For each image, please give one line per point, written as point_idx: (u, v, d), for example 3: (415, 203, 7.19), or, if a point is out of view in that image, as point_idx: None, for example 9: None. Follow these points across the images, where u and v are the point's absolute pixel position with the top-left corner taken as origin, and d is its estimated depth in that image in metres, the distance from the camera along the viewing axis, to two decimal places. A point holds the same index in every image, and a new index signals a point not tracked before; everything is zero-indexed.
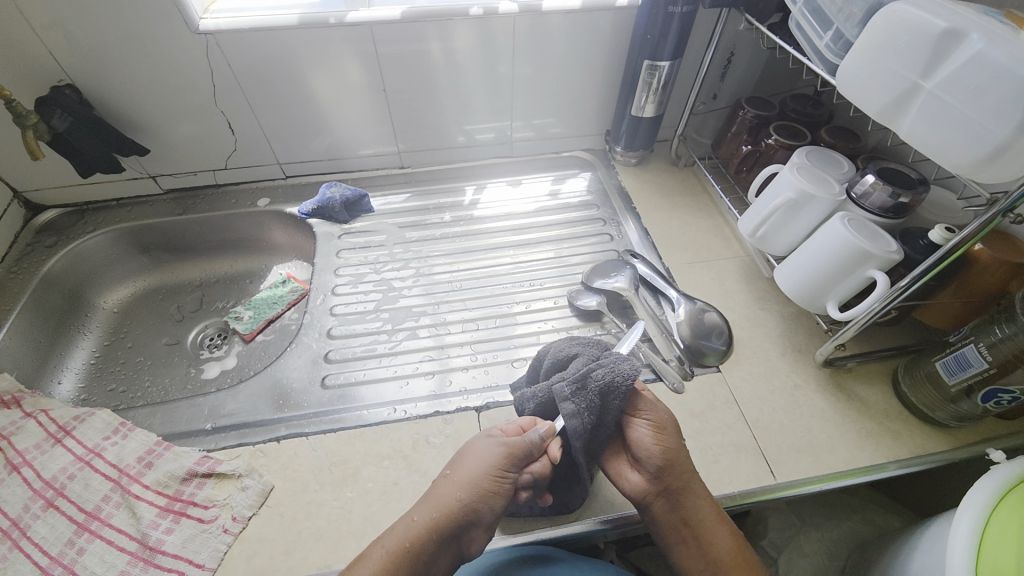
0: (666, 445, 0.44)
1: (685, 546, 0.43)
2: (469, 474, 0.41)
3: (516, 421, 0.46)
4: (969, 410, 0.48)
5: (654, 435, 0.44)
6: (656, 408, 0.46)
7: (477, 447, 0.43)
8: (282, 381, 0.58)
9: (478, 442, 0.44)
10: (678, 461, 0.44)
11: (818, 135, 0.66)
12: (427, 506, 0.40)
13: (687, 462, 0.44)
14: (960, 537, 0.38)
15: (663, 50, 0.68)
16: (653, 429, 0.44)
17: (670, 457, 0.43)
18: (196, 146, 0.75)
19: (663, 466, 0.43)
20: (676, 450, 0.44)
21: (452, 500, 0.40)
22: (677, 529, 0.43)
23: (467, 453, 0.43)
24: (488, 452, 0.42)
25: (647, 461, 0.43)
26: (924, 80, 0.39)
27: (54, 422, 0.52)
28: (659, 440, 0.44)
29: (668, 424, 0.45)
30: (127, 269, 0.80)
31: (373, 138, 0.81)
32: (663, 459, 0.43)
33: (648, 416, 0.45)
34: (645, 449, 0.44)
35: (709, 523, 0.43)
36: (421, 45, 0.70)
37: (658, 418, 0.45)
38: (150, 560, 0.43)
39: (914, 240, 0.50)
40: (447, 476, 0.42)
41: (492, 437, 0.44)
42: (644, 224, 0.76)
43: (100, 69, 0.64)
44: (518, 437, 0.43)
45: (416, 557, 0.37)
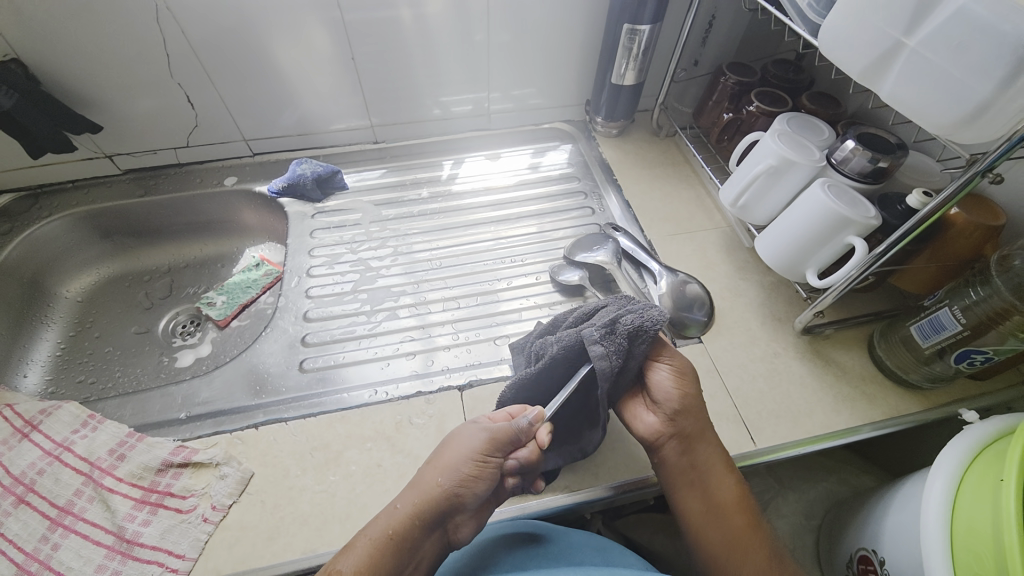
0: (683, 391, 0.45)
1: (689, 490, 0.43)
2: (451, 459, 0.40)
3: (505, 410, 0.45)
4: (942, 371, 0.49)
5: (674, 380, 0.45)
6: (674, 358, 0.47)
7: (459, 433, 0.43)
8: (259, 366, 0.56)
9: (461, 428, 0.43)
10: (693, 407, 0.44)
11: (799, 101, 0.66)
12: (410, 492, 0.40)
13: (700, 411, 0.45)
14: (934, 494, 0.40)
15: (643, 14, 0.65)
16: (673, 376, 0.45)
17: (686, 402, 0.44)
18: (155, 123, 0.71)
19: (678, 409, 0.44)
20: (693, 397, 0.45)
21: (434, 485, 0.39)
22: (684, 472, 0.43)
23: (450, 438, 0.43)
24: (468, 437, 0.42)
25: (665, 403, 0.44)
26: (907, 37, 0.38)
27: (20, 416, 0.50)
28: (679, 385, 0.45)
29: (689, 373, 0.46)
30: (89, 256, 0.76)
31: (345, 112, 0.77)
32: (679, 402, 0.44)
33: (671, 362, 0.46)
34: (665, 391, 0.45)
35: (715, 470, 0.43)
36: (391, 12, 0.66)
37: (679, 366, 0.46)
38: (128, 552, 0.42)
39: (892, 206, 0.50)
40: (431, 463, 0.42)
41: (475, 423, 0.43)
42: (626, 196, 0.75)
43: (42, 40, 0.59)
44: (507, 424, 0.42)
45: (400, 545, 0.37)
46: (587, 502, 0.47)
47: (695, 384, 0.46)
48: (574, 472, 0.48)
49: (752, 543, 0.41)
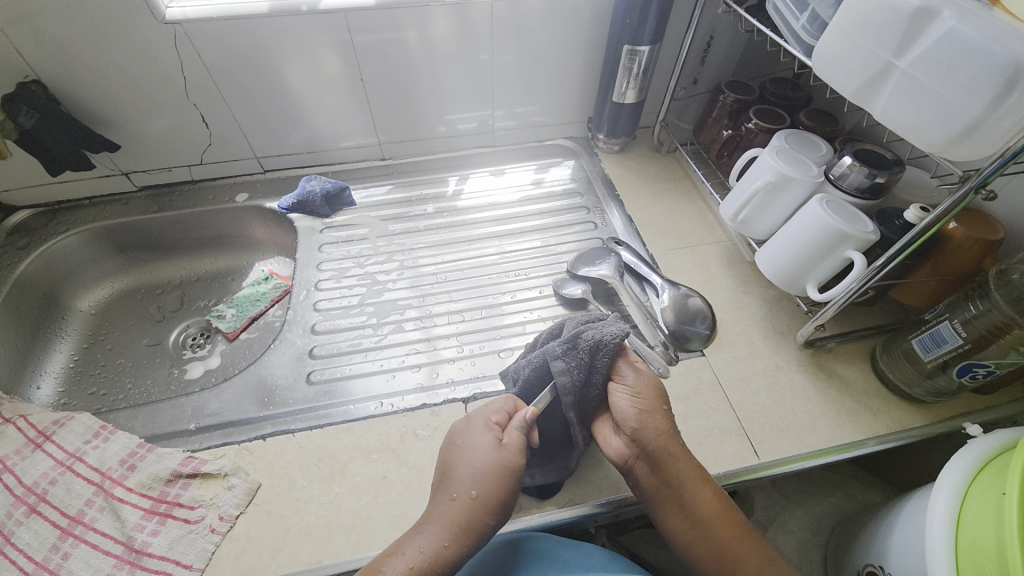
0: (642, 409, 0.44)
1: (670, 508, 0.42)
2: (502, 499, 0.40)
3: (499, 405, 0.46)
4: (945, 385, 0.49)
5: (632, 399, 0.45)
6: (635, 375, 0.46)
7: (505, 467, 0.41)
8: (267, 378, 0.57)
9: (499, 454, 0.42)
10: (654, 424, 0.44)
11: (796, 118, 0.67)
12: (454, 528, 0.39)
13: (666, 426, 0.44)
14: (938, 509, 0.40)
15: (643, 34, 0.67)
16: (631, 394, 0.45)
17: (646, 419, 0.44)
18: (170, 141, 0.73)
19: (639, 429, 0.43)
20: (653, 414, 0.44)
21: (482, 522, 0.39)
22: (659, 490, 0.42)
23: (493, 467, 0.41)
24: (510, 469, 0.41)
25: (624, 424, 0.44)
26: (897, 58, 0.40)
27: (33, 427, 0.51)
28: (635, 404, 0.44)
29: (647, 389, 0.46)
30: (103, 270, 0.78)
31: (353, 130, 0.79)
32: (639, 422, 0.44)
33: (628, 381, 0.46)
34: (623, 411, 0.45)
35: (692, 483, 0.42)
36: (398, 34, 0.68)
37: (636, 385, 0.46)
38: (137, 562, 0.42)
39: (890, 221, 0.51)
40: (474, 495, 0.40)
41: (510, 448, 0.42)
42: (628, 211, 0.77)
43: (66, 63, 0.62)
44: (514, 431, 0.43)
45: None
46: (591, 515, 0.47)
47: (660, 400, 0.46)
48: (577, 485, 0.48)
49: (745, 555, 0.40)
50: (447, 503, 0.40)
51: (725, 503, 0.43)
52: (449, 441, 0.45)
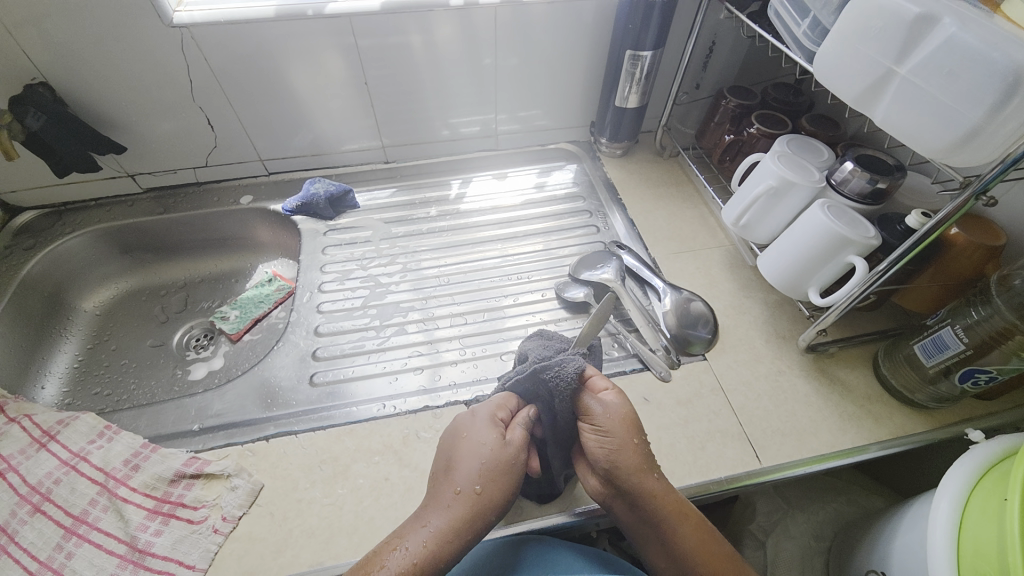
0: (610, 448, 0.43)
1: (651, 544, 0.42)
2: (505, 496, 0.41)
3: (498, 402, 0.47)
4: (948, 391, 0.49)
5: (599, 439, 0.43)
6: (602, 410, 0.44)
7: (510, 466, 0.42)
8: (270, 380, 0.58)
9: (504, 452, 0.42)
10: (626, 462, 0.42)
11: (798, 123, 0.67)
12: (456, 522, 0.39)
13: (639, 463, 0.42)
14: (940, 515, 0.40)
15: (646, 40, 0.68)
16: (598, 433, 0.44)
17: (615, 458, 0.42)
18: (175, 144, 0.74)
19: (608, 468, 0.42)
20: (624, 452, 0.42)
21: (482, 516, 0.40)
22: (639, 527, 0.42)
23: (498, 464, 0.42)
24: (513, 465, 0.42)
25: (595, 463, 0.43)
26: (898, 65, 0.40)
27: (38, 427, 0.52)
28: (602, 444, 0.43)
29: (614, 425, 0.44)
30: (108, 271, 0.78)
31: (357, 133, 0.80)
32: (607, 461, 0.43)
33: (594, 420, 0.44)
34: (591, 450, 0.44)
35: (672, 521, 0.41)
36: (401, 38, 0.69)
37: (601, 421, 0.44)
38: (140, 562, 0.42)
39: (892, 226, 0.51)
40: (478, 490, 0.41)
41: (515, 446, 0.43)
42: (630, 215, 0.77)
43: (72, 66, 0.62)
44: (518, 429, 0.44)
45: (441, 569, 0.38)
46: (593, 519, 0.47)
47: (631, 434, 0.44)
48: (578, 488, 0.48)
49: None
50: (452, 496, 0.40)
51: (714, 537, 0.41)
52: (452, 433, 0.45)
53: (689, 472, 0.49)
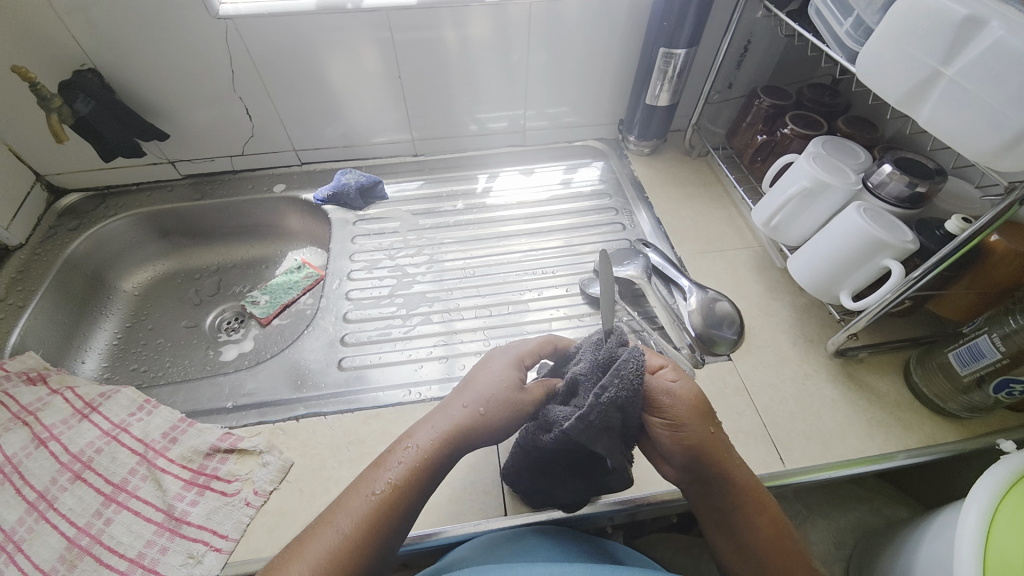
0: (687, 443, 0.38)
1: (718, 530, 0.40)
2: (506, 425, 0.42)
3: (525, 349, 0.47)
4: (981, 401, 0.48)
5: (673, 436, 0.38)
6: (671, 401, 0.38)
7: (518, 402, 0.42)
8: (300, 362, 0.59)
9: (519, 394, 0.42)
10: (708, 454, 0.38)
11: (834, 124, 0.66)
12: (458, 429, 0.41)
13: (721, 455, 0.39)
14: (966, 523, 0.39)
15: (679, 38, 0.67)
16: (672, 427, 0.38)
17: (696, 451, 0.38)
18: (214, 132, 0.76)
19: (689, 461, 0.38)
20: (703, 445, 0.38)
21: (478, 435, 0.41)
22: (712, 513, 0.40)
23: (506, 395, 0.42)
24: (521, 402, 0.42)
25: (670, 456, 0.39)
26: (945, 66, 0.39)
27: (81, 398, 0.54)
28: (678, 439, 0.38)
29: (689, 415, 0.38)
30: (146, 253, 0.81)
31: (388, 126, 0.81)
32: (689, 455, 0.38)
33: (668, 414, 0.38)
34: (664, 444, 0.39)
35: (749, 511, 0.39)
36: (435, 33, 0.70)
37: (672, 414, 0.38)
38: (176, 530, 0.44)
39: (931, 231, 0.50)
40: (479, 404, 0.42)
41: (531, 396, 0.43)
42: (656, 214, 0.77)
43: (121, 53, 0.65)
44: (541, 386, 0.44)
45: (437, 470, 0.40)
46: (608, 512, 0.48)
47: (708, 423, 0.39)
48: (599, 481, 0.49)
49: None
50: (457, 407, 0.42)
51: (788, 534, 0.39)
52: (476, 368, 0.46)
53: None
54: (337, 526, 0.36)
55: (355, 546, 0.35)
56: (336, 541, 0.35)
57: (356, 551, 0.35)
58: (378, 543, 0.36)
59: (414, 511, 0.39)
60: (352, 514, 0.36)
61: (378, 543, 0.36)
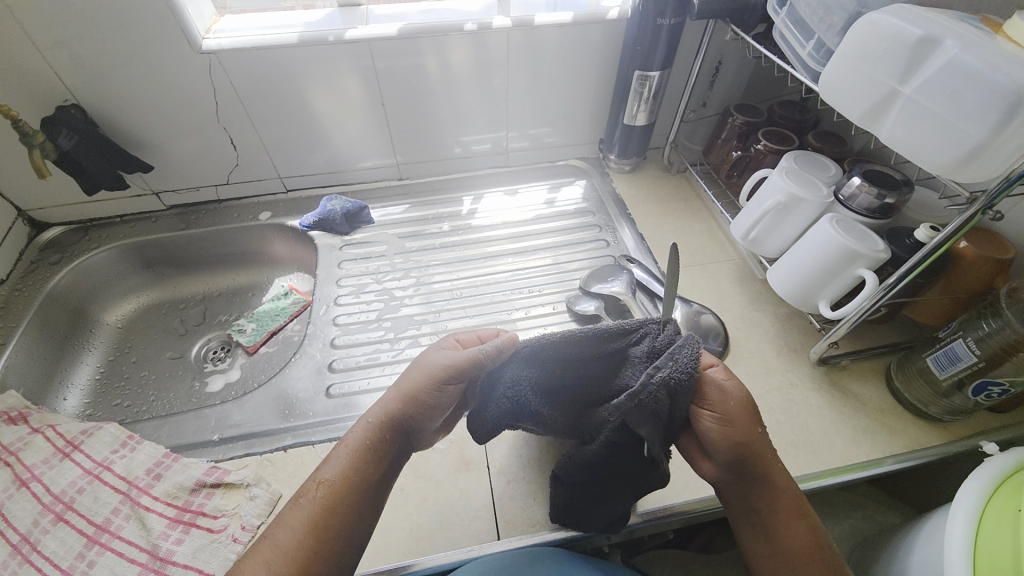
0: (734, 438, 0.38)
1: (752, 530, 0.41)
2: (422, 390, 0.43)
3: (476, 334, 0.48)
4: (962, 403, 0.49)
5: (723, 430, 0.38)
6: (723, 396, 0.38)
7: (433, 369, 0.44)
8: (288, 391, 0.59)
9: (444, 360, 0.44)
10: (753, 451, 0.39)
11: (805, 139, 0.69)
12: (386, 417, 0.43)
13: (765, 453, 0.39)
14: (955, 528, 0.39)
15: (653, 61, 0.70)
16: (722, 422, 0.39)
17: (741, 450, 0.39)
18: (198, 161, 0.77)
19: (733, 458, 0.39)
20: (749, 441, 0.39)
21: (400, 407, 0.43)
22: (748, 512, 0.41)
23: (421, 365, 0.45)
24: (434, 366, 0.44)
25: (715, 451, 0.40)
26: (902, 84, 0.41)
27: (62, 436, 0.53)
28: (727, 435, 0.38)
29: (740, 413, 0.39)
30: (130, 285, 0.81)
31: (372, 151, 0.82)
32: (734, 453, 0.39)
33: (719, 409, 0.38)
34: (710, 439, 0.39)
35: (785, 516, 0.39)
36: (416, 60, 0.71)
37: (723, 409, 0.38)
38: (161, 570, 0.43)
39: (901, 239, 0.52)
40: (403, 386, 0.44)
41: (456, 359, 0.43)
42: (639, 230, 0.78)
43: (103, 87, 0.65)
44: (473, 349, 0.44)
45: (375, 454, 0.41)
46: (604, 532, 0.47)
47: (757, 422, 0.40)
48: None
49: None
50: (385, 395, 0.44)
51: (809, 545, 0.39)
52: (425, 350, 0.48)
53: (703, 483, 0.50)
54: (279, 534, 0.37)
55: (303, 546, 0.37)
56: (281, 546, 0.37)
57: (303, 549, 0.36)
58: (328, 538, 0.37)
59: (363, 499, 0.40)
60: (297, 519, 0.38)
61: (327, 539, 0.37)
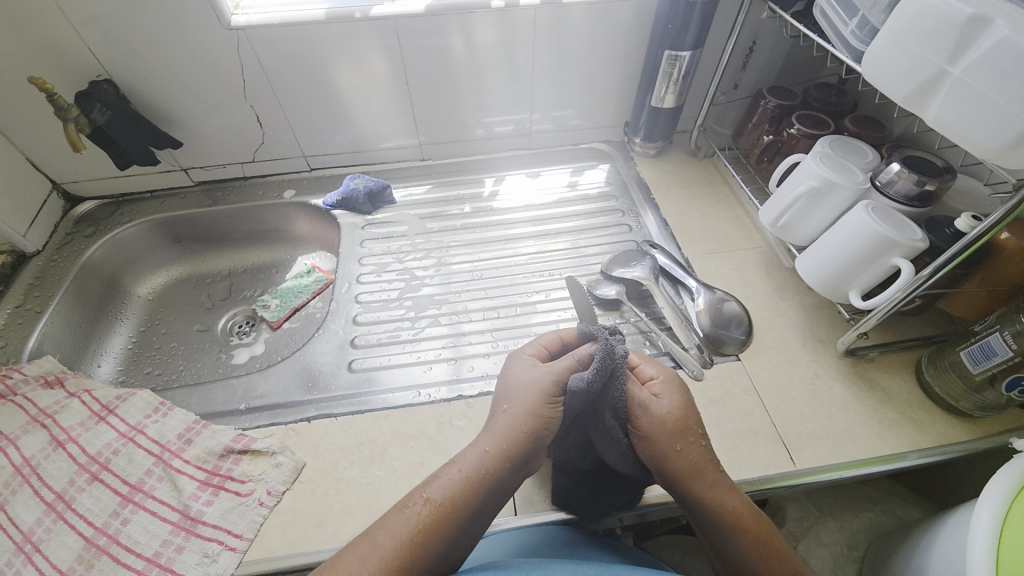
0: (653, 452, 0.44)
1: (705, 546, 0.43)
2: (545, 417, 0.44)
3: (538, 342, 0.52)
4: (994, 400, 0.48)
5: (643, 445, 0.44)
6: (646, 414, 0.45)
7: (553, 393, 0.45)
8: (311, 365, 0.60)
9: (551, 375, 0.45)
10: (674, 467, 0.43)
11: (841, 124, 0.66)
12: (508, 447, 0.42)
13: (690, 469, 0.43)
14: (980, 523, 0.38)
15: (684, 40, 0.68)
16: (642, 436, 0.44)
17: (660, 464, 0.43)
18: (225, 140, 0.78)
19: (654, 470, 0.44)
20: (668, 457, 0.43)
21: (520, 432, 0.43)
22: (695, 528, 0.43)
23: (531, 386, 0.46)
24: (549, 388, 0.45)
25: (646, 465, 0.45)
26: (951, 65, 0.39)
27: (97, 401, 0.55)
28: (645, 448, 0.44)
29: (657, 429, 0.44)
30: (160, 259, 0.83)
31: (396, 131, 0.82)
32: (654, 466, 0.44)
33: (637, 423, 0.45)
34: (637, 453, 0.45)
35: (724, 530, 0.41)
36: (442, 39, 0.71)
37: (644, 423, 0.45)
38: (192, 529, 0.45)
39: (940, 229, 0.50)
40: (527, 407, 0.44)
41: (558, 369, 0.46)
42: (663, 215, 0.77)
43: (134, 63, 0.66)
44: (567, 358, 0.47)
45: (491, 482, 0.41)
46: (616, 512, 0.47)
47: (676, 439, 0.44)
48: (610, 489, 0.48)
49: None
50: (502, 420, 0.44)
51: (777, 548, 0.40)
52: (506, 373, 0.50)
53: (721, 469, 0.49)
54: (378, 535, 0.37)
55: (400, 554, 0.36)
56: (373, 552, 0.36)
57: (405, 564, 0.36)
58: (425, 558, 0.37)
59: (475, 522, 0.39)
60: (393, 530, 0.38)
61: (422, 560, 0.37)
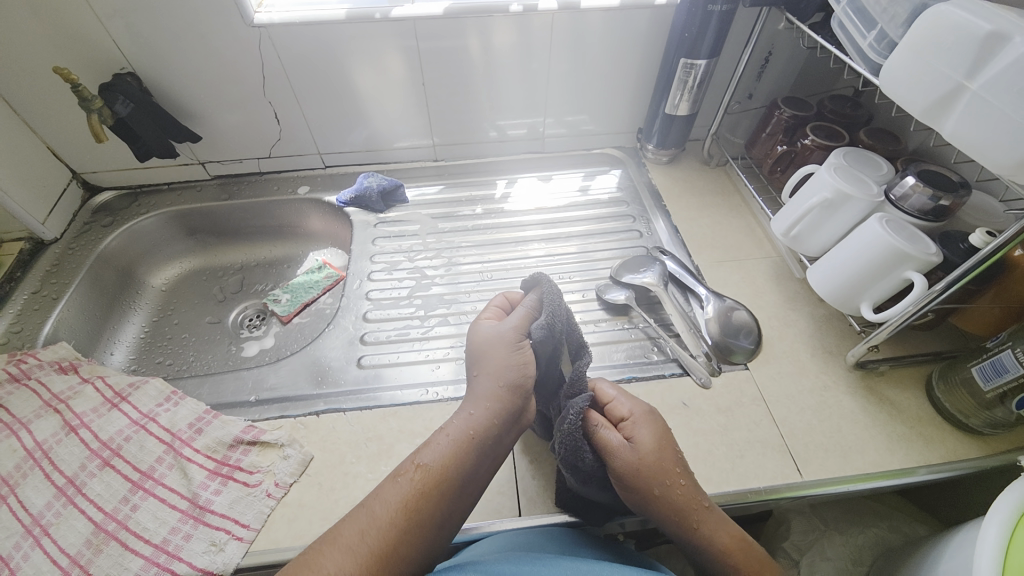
0: (634, 495, 0.43)
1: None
2: (517, 365, 0.46)
3: (492, 304, 0.54)
4: (1004, 417, 0.47)
5: (622, 486, 0.44)
6: (619, 458, 0.44)
7: (517, 342, 0.47)
8: (321, 359, 0.61)
9: (511, 326, 0.48)
10: (660, 508, 0.43)
11: (855, 136, 0.66)
12: (491, 407, 0.44)
13: (681, 506, 0.42)
14: (988, 539, 0.38)
15: (700, 49, 0.68)
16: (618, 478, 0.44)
17: (646, 506, 0.43)
18: (241, 134, 0.79)
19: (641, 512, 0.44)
20: (650, 499, 0.43)
21: (500, 387, 0.45)
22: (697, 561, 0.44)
23: (494, 339, 0.48)
24: (510, 338, 0.47)
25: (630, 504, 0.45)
26: (968, 80, 0.39)
27: (110, 388, 0.56)
28: (625, 491, 0.44)
29: (634, 473, 0.43)
30: (174, 250, 0.84)
31: (410, 131, 0.83)
32: (640, 509, 0.44)
33: (615, 464, 0.44)
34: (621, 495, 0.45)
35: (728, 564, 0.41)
36: (459, 41, 0.72)
37: (621, 466, 0.43)
38: (200, 518, 0.45)
39: (955, 243, 0.50)
40: (500, 361, 0.46)
41: (516, 322, 0.49)
42: (674, 222, 0.77)
43: (157, 58, 0.68)
44: (520, 312, 0.50)
45: (482, 442, 0.42)
46: (619, 517, 0.48)
47: (654, 483, 0.43)
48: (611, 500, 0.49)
49: None
50: (483, 382, 0.45)
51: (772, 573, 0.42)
52: (468, 338, 0.50)
53: (726, 478, 0.49)
54: (374, 506, 0.38)
55: (394, 522, 0.37)
56: (371, 523, 0.37)
57: (401, 531, 0.37)
58: (422, 525, 0.38)
59: (469, 483, 0.41)
60: (387, 500, 0.38)
61: (418, 528, 0.37)
